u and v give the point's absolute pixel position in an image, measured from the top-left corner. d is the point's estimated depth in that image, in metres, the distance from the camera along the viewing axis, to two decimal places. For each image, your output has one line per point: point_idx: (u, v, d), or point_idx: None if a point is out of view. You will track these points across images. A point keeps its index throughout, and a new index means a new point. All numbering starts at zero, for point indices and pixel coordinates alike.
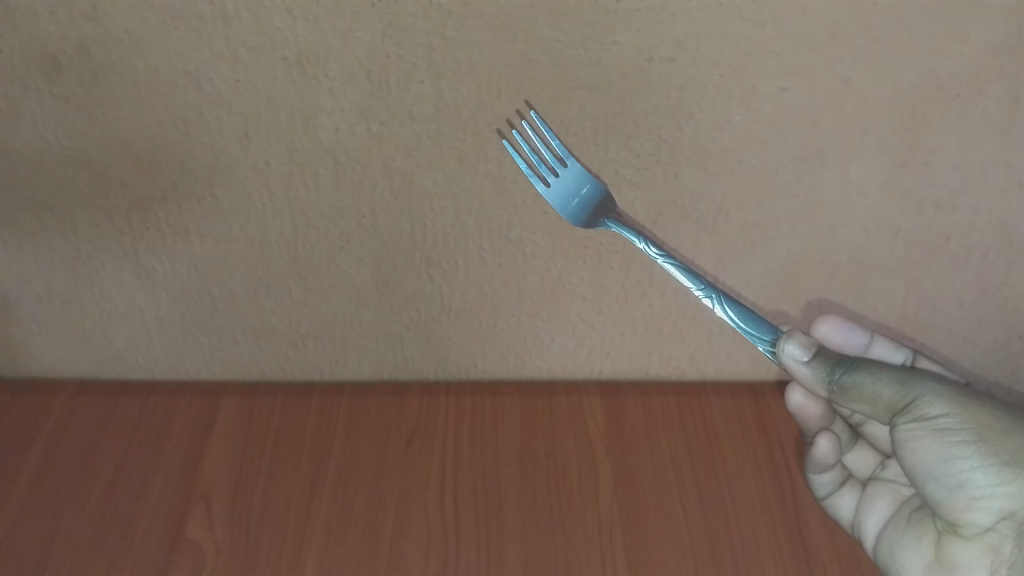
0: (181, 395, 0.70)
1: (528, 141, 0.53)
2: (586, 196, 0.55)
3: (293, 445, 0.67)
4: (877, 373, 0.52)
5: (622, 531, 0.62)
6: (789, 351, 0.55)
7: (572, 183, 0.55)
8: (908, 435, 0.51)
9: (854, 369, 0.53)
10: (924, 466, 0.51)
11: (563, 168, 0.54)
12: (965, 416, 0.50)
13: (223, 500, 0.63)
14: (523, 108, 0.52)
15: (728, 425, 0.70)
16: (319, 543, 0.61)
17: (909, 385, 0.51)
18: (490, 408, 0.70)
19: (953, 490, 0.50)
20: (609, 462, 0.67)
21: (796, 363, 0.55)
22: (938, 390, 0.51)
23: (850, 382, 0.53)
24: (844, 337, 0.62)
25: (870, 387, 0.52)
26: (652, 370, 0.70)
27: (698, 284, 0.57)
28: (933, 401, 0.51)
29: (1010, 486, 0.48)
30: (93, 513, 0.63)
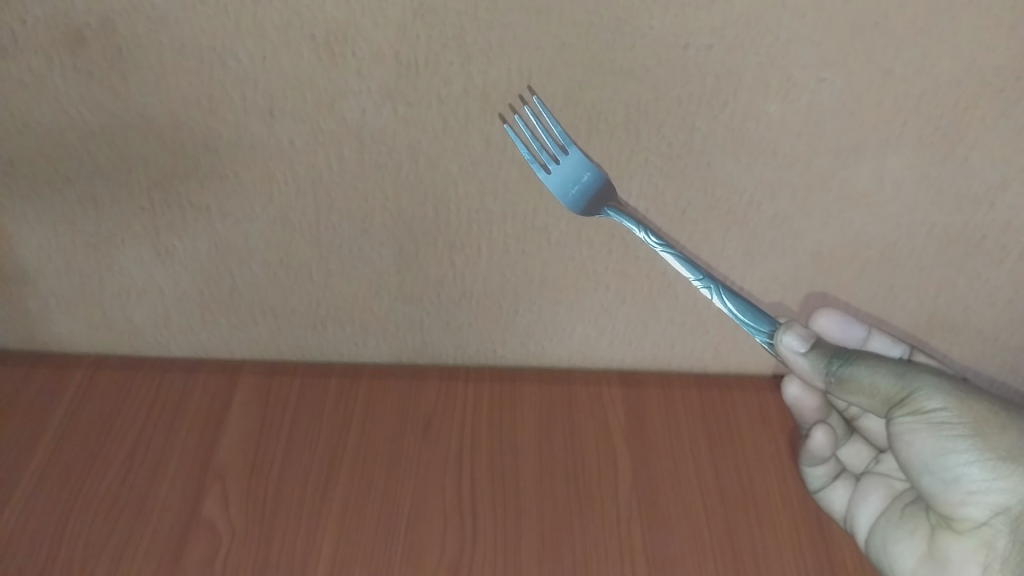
0: (197, 371, 0.70)
1: (529, 126, 0.52)
2: (586, 184, 0.54)
3: (311, 427, 0.67)
4: (875, 365, 0.51)
5: (641, 523, 0.61)
6: (788, 342, 0.52)
7: (572, 170, 0.53)
8: (906, 428, 0.49)
9: (852, 360, 0.51)
10: (920, 461, 0.49)
11: (563, 155, 0.52)
12: (962, 410, 0.48)
13: (239, 481, 0.63)
14: (524, 95, 0.51)
15: (749, 416, 0.69)
16: (335, 528, 0.60)
17: (906, 377, 0.50)
18: (508, 394, 0.69)
19: (949, 484, 0.48)
20: (628, 452, 0.66)
21: (795, 354, 0.52)
22: (936, 383, 0.49)
23: (849, 374, 0.51)
24: (841, 330, 0.60)
25: (868, 379, 0.50)
26: (674, 361, 0.69)
27: (698, 275, 0.56)
28: (930, 395, 0.49)
29: (1006, 481, 0.47)
30: (109, 490, 0.62)
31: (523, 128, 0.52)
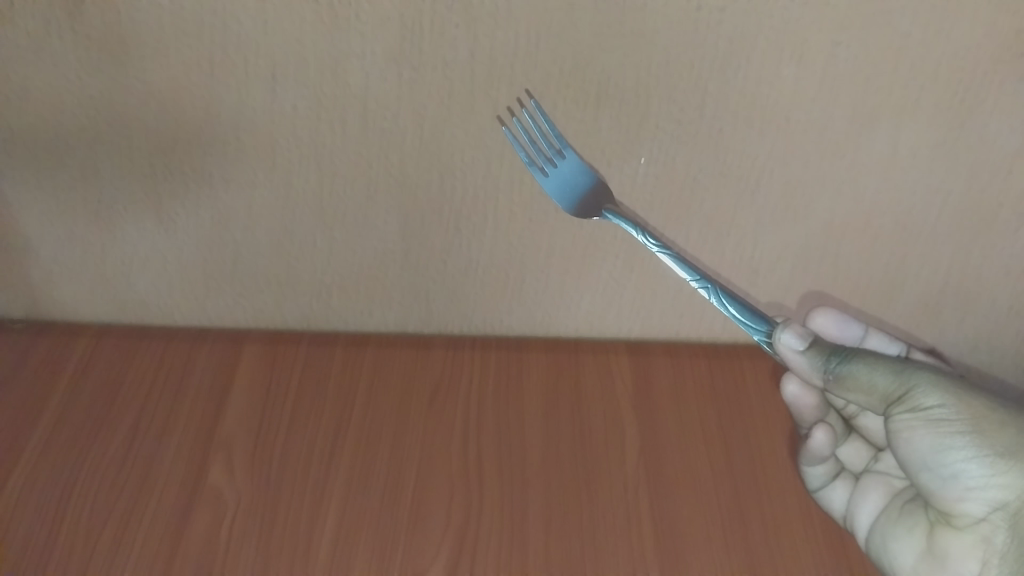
0: (202, 340, 0.69)
1: (528, 129, 0.52)
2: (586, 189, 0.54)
3: (316, 395, 0.66)
4: (873, 363, 0.50)
5: (648, 492, 0.60)
6: (786, 340, 0.52)
7: (568, 174, 0.54)
8: (904, 426, 0.48)
9: (850, 358, 0.51)
10: (918, 458, 0.48)
11: (560, 159, 0.53)
12: (960, 406, 0.47)
13: (244, 449, 0.62)
14: (523, 99, 0.52)
15: (758, 385, 0.68)
16: (340, 497, 0.59)
17: (905, 374, 0.49)
18: (515, 364, 0.68)
19: (946, 479, 0.47)
20: (635, 421, 0.65)
21: (793, 352, 0.52)
22: (934, 380, 0.48)
23: (846, 372, 0.50)
24: (839, 330, 0.60)
25: (866, 376, 0.49)
26: (683, 331, 0.69)
27: (693, 275, 0.55)
28: (928, 391, 0.48)
29: (1004, 476, 0.46)
30: (114, 458, 0.62)
31: (522, 130, 0.52)
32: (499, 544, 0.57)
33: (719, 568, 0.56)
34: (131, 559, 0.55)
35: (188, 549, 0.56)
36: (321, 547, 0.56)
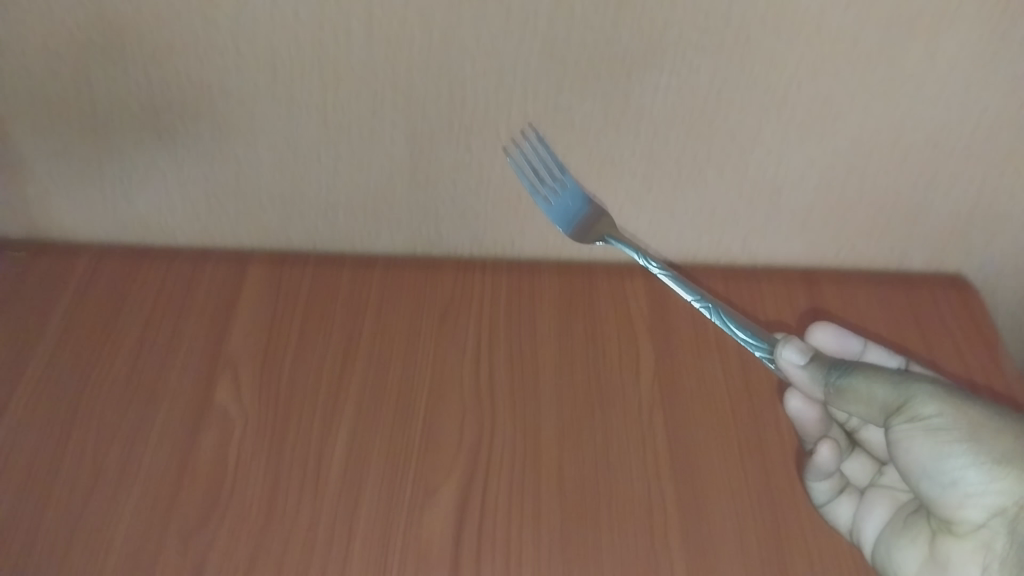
0: (205, 260, 0.68)
1: (531, 158, 0.56)
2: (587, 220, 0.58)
3: (324, 314, 0.65)
4: (875, 373, 0.43)
5: (663, 413, 0.59)
6: (787, 355, 0.47)
7: (569, 199, 0.57)
8: (902, 438, 0.41)
9: (851, 369, 0.44)
10: (917, 470, 0.41)
11: (563, 185, 0.56)
12: (962, 414, 0.40)
13: (251, 368, 0.61)
14: (526, 132, 0.56)
15: (776, 304, 0.66)
16: (351, 417, 0.58)
17: (906, 383, 0.42)
18: (528, 284, 0.67)
19: (942, 491, 0.40)
20: (650, 343, 0.63)
21: (794, 368, 0.46)
22: (937, 388, 0.41)
23: (847, 384, 0.44)
24: (838, 345, 0.54)
25: (865, 388, 0.43)
26: (699, 253, 0.67)
27: (693, 295, 0.52)
28: (929, 400, 0.41)
29: (1005, 482, 0.38)
30: (119, 377, 0.61)
31: (525, 159, 0.56)
32: (508, 473, 0.55)
33: (734, 489, 0.55)
34: (140, 476, 0.55)
35: (197, 467, 0.55)
36: (332, 465, 0.56)
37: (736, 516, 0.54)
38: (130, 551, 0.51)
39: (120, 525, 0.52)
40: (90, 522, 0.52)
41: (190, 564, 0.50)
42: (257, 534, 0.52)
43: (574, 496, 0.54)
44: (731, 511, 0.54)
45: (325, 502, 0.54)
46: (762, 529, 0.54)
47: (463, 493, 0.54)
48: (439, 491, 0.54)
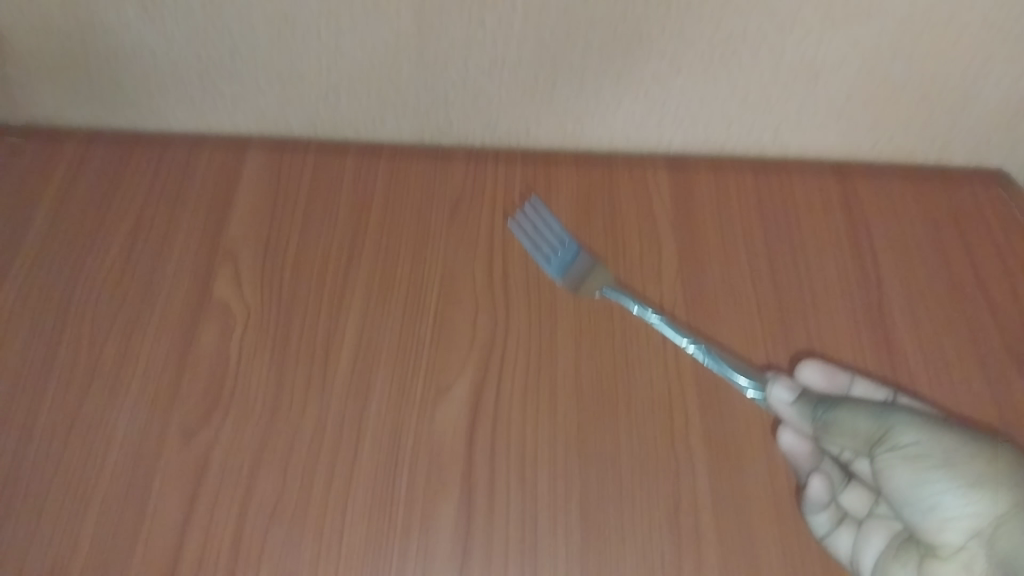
0: (200, 147, 0.63)
1: (529, 230, 0.59)
2: (584, 276, 0.57)
3: (328, 204, 0.61)
4: (857, 407, 0.46)
5: (688, 311, 0.56)
6: (776, 394, 0.49)
7: (569, 257, 0.57)
8: (884, 465, 0.43)
9: (836, 405, 0.47)
10: (897, 498, 0.42)
11: (563, 248, 0.58)
12: (936, 441, 0.42)
13: (251, 261, 0.58)
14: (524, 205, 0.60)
15: (808, 199, 0.62)
16: (358, 313, 0.55)
17: (885, 416, 0.44)
18: (544, 176, 0.63)
19: (921, 515, 0.40)
20: (675, 239, 0.60)
21: (784, 406, 0.49)
22: (915, 419, 0.43)
23: (831, 417, 0.47)
24: (826, 380, 0.51)
25: (849, 420, 0.46)
26: (728, 144, 0.63)
27: (682, 335, 0.53)
28: (907, 430, 0.43)
29: (980, 504, 0.39)
30: (112, 267, 0.57)
31: (523, 231, 0.59)
32: (524, 372, 0.53)
33: None
34: (138, 369, 0.52)
35: (197, 361, 0.52)
36: (339, 361, 0.53)
37: (763, 416, 0.52)
38: (131, 444, 0.49)
39: (120, 418, 0.50)
40: (87, 414, 0.50)
41: (193, 459, 0.48)
42: (262, 430, 0.50)
43: (592, 394, 0.52)
44: (758, 411, 0.52)
45: (333, 399, 0.51)
46: None
47: (477, 391, 0.52)
48: (452, 389, 0.52)
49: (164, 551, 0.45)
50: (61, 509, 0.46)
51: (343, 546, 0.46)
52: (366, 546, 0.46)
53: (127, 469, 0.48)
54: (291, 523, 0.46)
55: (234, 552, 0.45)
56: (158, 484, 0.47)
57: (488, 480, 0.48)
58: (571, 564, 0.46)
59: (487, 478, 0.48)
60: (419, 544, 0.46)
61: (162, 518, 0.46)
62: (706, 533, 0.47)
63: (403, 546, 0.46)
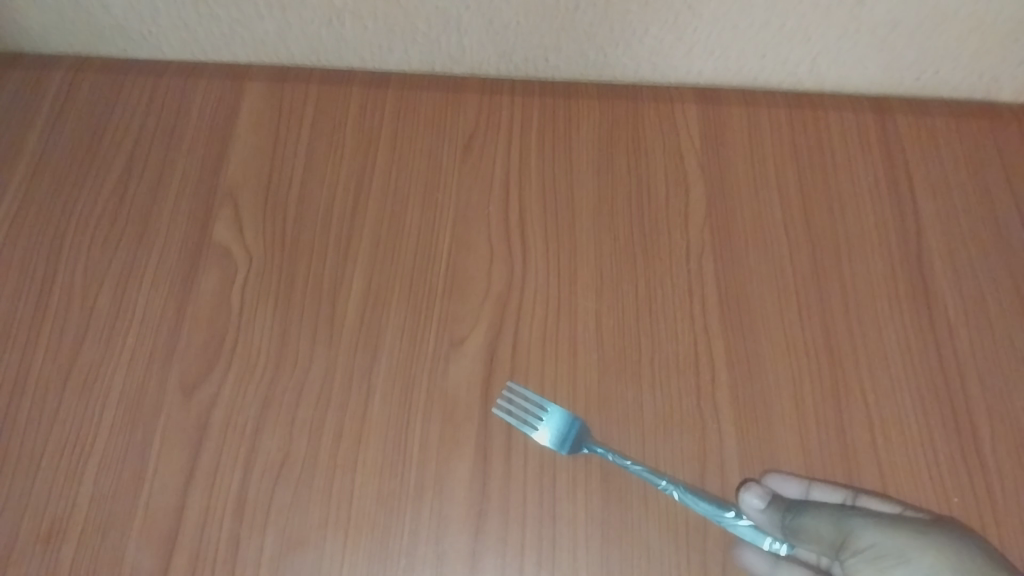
0: (197, 77, 0.59)
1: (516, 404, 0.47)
2: (567, 426, 0.46)
3: (333, 140, 0.57)
4: (820, 509, 0.43)
5: (714, 260, 0.53)
6: (748, 501, 0.43)
7: (559, 427, 0.46)
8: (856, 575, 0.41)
9: (803, 509, 0.43)
10: None
11: (550, 417, 0.46)
12: (899, 541, 0.40)
13: (253, 201, 0.54)
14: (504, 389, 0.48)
15: (844, 137, 0.58)
16: (366, 259, 0.52)
17: (847, 518, 0.42)
18: (563, 110, 0.59)
19: None
20: (701, 182, 0.56)
21: (756, 513, 0.43)
22: (877, 520, 0.41)
23: (799, 524, 0.43)
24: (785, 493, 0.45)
25: (815, 526, 0.42)
26: (760, 77, 0.59)
27: (663, 479, 0.44)
28: (872, 533, 0.41)
29: None
30: (106, 207, 0.54)
31: (511, 406, 0.47)
32: (540, 325, 0.50)
33: (792, 343, 0.50)
34: (135, 320, 0.50)
35: (197, 311, 0.50)
36: (347, 310, 0.50)
37: (792, 372, 0.49)
38: (128, 401, 0.47)
39: (117, 371, 0.48)
40: (83, 368, 0.48)
41: (194, 417, 0.47)
42: (267, 385, 0.48)
43: (613, 348, 0.49)
44: (788, 367, 0.49)
45: (341, 351, 0.49)
46: (821, 387, 0.49)
47: (493, 346, 0.49)
48: (465, 344, 0.49)
49: (166, 514, 0.44)
50: (59, 469, 0.45)
51: (353, 510, 0.44)
52: (377, 510, 0.44)
53: (124, 428, 0.46)
54: (298, 486, 0.45)
55: (238, 516, 0.44)
56: (158, 444, 0.46)
57: (504, 442, 0.47)
58: (587, 531, 0.44)
59: (503, 439, 0.47)
60: (431, 508, 0.44)
61: (163, 480, 0.45)
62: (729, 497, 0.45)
63: (415, 511, 0.44)
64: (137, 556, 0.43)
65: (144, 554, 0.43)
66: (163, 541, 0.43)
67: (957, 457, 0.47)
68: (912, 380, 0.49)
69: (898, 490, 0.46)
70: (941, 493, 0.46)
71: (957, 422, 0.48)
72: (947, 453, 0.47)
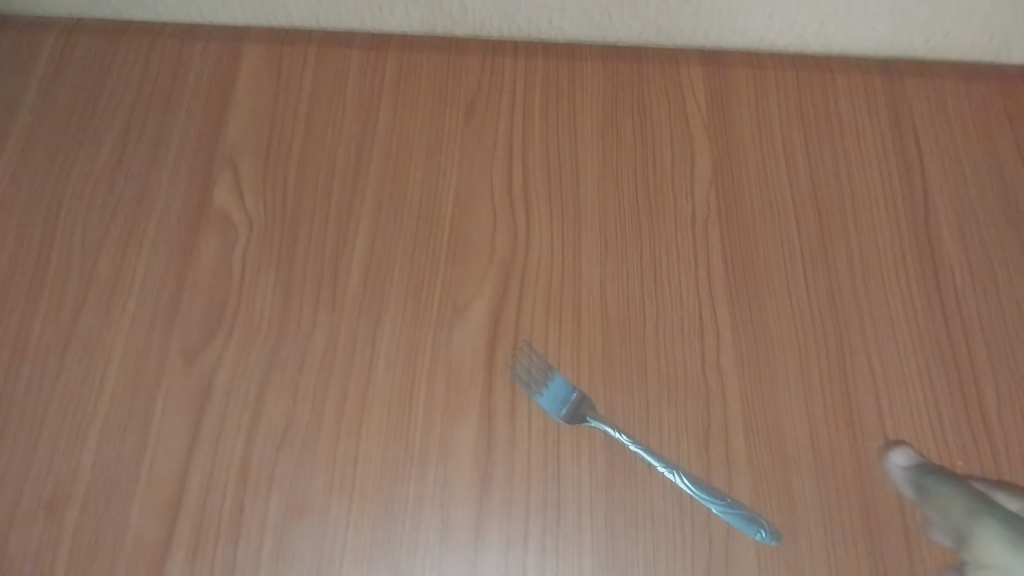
0: (194, 38, 0.58)
1: (526, 368, 0.47)
2: (576, 401, 0.46)
3: (332, 102, 0.56)
4: (959, 490, 0.43)
5: (720, 224, 0.52)
6: (895, 457, 0.45)
7: (559, 395, 0.46)
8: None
9: (943, 480, 0.44)
10: None
11: (551, 385, 0.46)
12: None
13: (253, 164, 0.54)
14: (520, 348, 0.48)
15: (852, 98, 0.57)
16: (368, 224, 0.51)
17: (985, 512, 0.42)
18: (567, 72, 0.58)
19: None
20: (707, 145, 0.55)
21: (898, 469, 0.45)
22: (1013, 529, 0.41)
23: (934, 494, 0.44)
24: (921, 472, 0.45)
25: (947, 502, 0.43)
26: (767, 37, 0.58)
27: (661, 462, 0.44)
28: (1000, 541, 0.41)
29: None
30: (104, 171, 0.53)
31: (520, 368, 0.47)
32: (545, 290, 0.50)
33: (798, 308, 0.50)
34: (135, 286, 0.49)
35: (197, 276, 0.50)
36: (349, 275, 0.50)
37: (798, 338, 0.49)
38: (129, 367, 0.47)
39: (117, 337, 0.48)
40: (83, 334, 0.48)
41: (195, 383, 0.46)
42: (269, 351, 0.47)
43: (618, 314, 0.49)
44: (793, 332, 0.49)
45: (343, 317, 0.48)
46: (827, 353, 0.48)
47: (496, 311, 0.49)
48: (469, 309, 0.49)
49: (169, 480, 0.44)
50: (61, 435, 0.45)
51: (357, 475, 0.44)
52: (381, 475, 0.44)
53: (126, 392, 0.46)
54: (301, 452, 0.45)
55: (242, 482, 0.44)
56: (160, 409, 0.46)
57: (508, 407, 0.46)
58: (592, 496, 0.44)
59: (507, 404, 0.46)
60: (435, 473, 0.44)
61: (165, 446, 0.45)
62: (734, 463, 0.45)
63: (419, 476, 0.44)
64: (141, 521, 0.43)
65: (148, 519, 0.43)
66: (166, 506, 0.43)
67: (962, 422, 0.47)
68: (918, 344, 0.49)
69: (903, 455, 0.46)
70: (945, 458, 0.46)
71: (963, 387, 0.48)
72: (952, 418, 0.47)
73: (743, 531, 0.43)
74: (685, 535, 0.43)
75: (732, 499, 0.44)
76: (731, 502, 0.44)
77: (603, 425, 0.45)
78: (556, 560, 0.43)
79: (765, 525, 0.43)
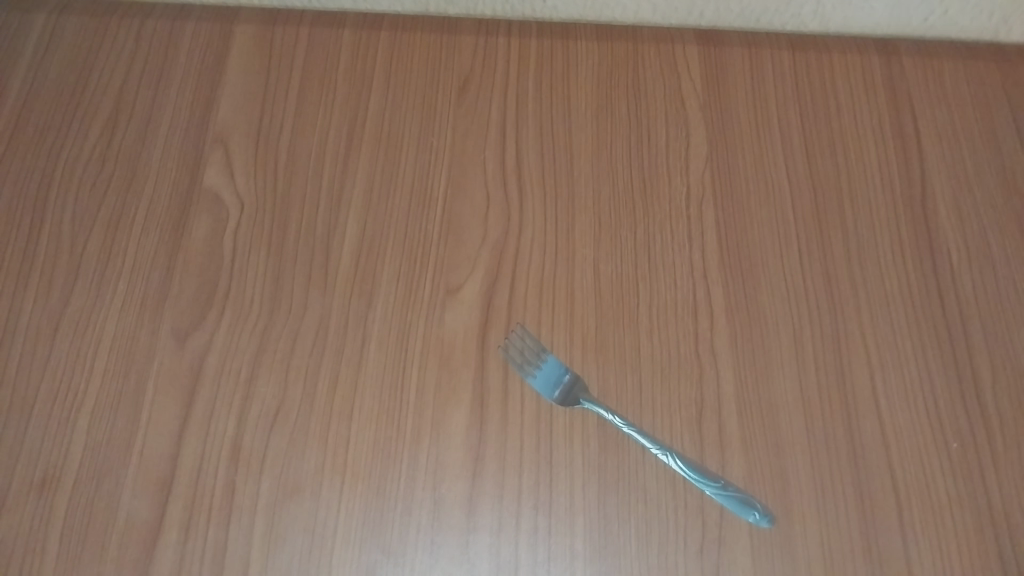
0: (184, 17, 0.58)
1: (518, 351, 0.47)
2: (570, 382, 0.46)
3: (324, 81, 0.56)
4: None
5: (715, 203, 0.52)
6: None
7: (552, 377, 0.46)
8: None
9: None
10: None
11: (544, 367, 0.46)
12: None
13: (244, 143, 0.53)
14: (514, 333, 0.47)
15: (849, 78, 0.57)
16: (360, 205, 0.51)
17: None
18: (562, 51, 0.57)
19: None
20: (702, 124, 0.55)
21: None
22: None
23: None
24: None
25: None
26: (764, 16, 0.57)
27: (655, 444, 0.44)
28: None
29: None
30: (94, 151, 0.53)
31: (512, 351, 0.47)
32: (538, 271, 0.49)
33: (793, 289, 0.49)
34: (125, 266, 0.49)
35: (188, 258, 0.49)
36: (341, 256, 0.49)
37: (793, 320, 0.48)
38: (119, 349, 0.47)
39: (108, 319, 0.47)
40: (74, 315, 0.48)
41: (186, 364, 0.46)
42: (260, 333, 0.47)
43: (612, 295, 0.49)
44: (788, 313, 0.49)
45: (335, 299, 0.48)
46: (821, 334, 0.48)
47: (489, 292, 0.49)
48: (462, 290, 0.49)
49: (160, 461, 0.44)
50: (51, 416, 0.45)
51: (349, 457, 0.44)
52: (373, 457, 0.44)
53: (116, 374, 0.46)
54: (293, 434, 0.45)
55: (233, 463, 0.44)
56: (151, 392, 0.45)
57: (501, 390, 0.46)
58: (584, 477, 0.44)
59: (500, 385, 0.46)
60: (428, 454, 0.44)
61: (157, 428, 0.45)
62: (728, 444, 0.45)
63: (411, 457, 0.44)
64: (133, 503, 0.43)
65: (140, 501, 0.43)
66: (158, 487, 0.43)
67: (957, 403, 0.47)
68: (914, 327, 0.49)
69: (898, 437, 0.46)
70: (940, 439, 0.46)
71: (958, 370, 0.48)
72: (946, 398, 0.47)
73: (737, 513, 0.43)
74: (678, 516, 0.43)
75: (726, 481, 0.44)
76: (724, 485, 0.43)
77: (597, 407, 0.45)
78: (548, 541, 0.43)
79: (759, 507, 0.43)
